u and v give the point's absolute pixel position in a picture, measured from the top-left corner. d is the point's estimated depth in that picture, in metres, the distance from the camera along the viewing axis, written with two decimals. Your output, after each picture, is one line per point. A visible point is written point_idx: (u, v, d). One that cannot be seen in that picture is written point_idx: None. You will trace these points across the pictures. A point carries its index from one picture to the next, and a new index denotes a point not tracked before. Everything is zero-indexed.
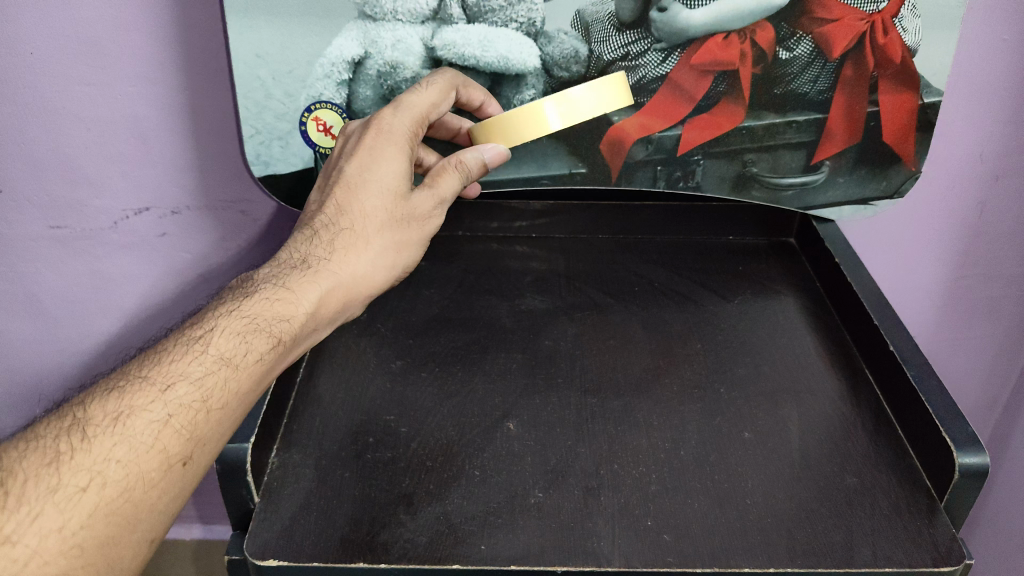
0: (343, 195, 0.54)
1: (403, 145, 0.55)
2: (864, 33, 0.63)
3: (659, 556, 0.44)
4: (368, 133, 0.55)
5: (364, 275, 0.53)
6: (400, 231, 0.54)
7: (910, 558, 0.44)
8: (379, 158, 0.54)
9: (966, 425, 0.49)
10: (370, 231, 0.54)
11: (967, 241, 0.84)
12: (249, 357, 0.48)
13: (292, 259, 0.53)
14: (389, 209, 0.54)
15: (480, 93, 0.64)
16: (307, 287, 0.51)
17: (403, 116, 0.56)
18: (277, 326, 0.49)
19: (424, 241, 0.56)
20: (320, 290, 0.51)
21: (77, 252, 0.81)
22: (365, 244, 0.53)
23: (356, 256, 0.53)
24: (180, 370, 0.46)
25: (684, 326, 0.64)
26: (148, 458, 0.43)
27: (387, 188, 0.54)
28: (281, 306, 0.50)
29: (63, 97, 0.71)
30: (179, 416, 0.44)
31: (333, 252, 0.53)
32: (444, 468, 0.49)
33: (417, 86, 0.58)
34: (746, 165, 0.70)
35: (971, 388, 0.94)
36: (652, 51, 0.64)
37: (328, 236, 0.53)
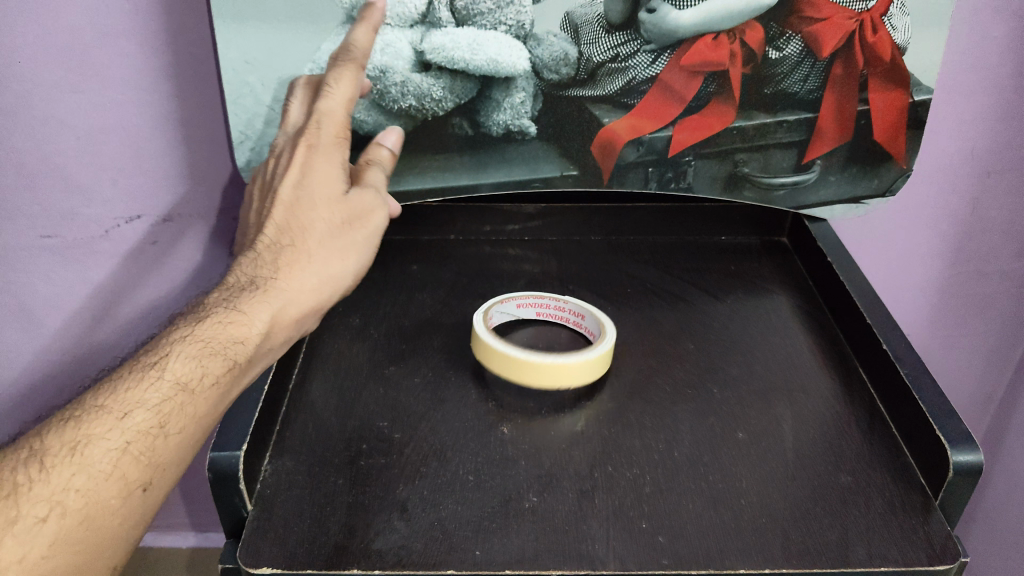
0: (284, 213, 0.55)
1: (335, 153, 0.57)
2: (852, 32, 0.64)
3: (653, 557, 0.44)
4: (298, 149, 0.56)
5: (321, 285, 0.54)
6: (347, 234, 0.55)
7: (906, 556, 0.44)
8: (311, 170, 0.56)
9: (958, 422, 0.49)
10: (312, 243, 0.54)
11: (960, 237, 0.84)
12: (205, 381, 0.47)
13: (241, 282, 0.53)
14: (330, 216, 0.55)
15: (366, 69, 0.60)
16: (258, 308, 0.51)
17: (326, 124, 0.57)
18: (231, 349, 0.49)
19: (376, 237, 0.57)
20: (272, 309, 0.51)
21: (69, 262, 0.81)
22: (311, 257, 0.54)
23: (304, 269, 0.53)
24: (137, 397, 0.45)
25: (676, 326, 0.64)
26: (108, 485, 0.42)
27: (320, 196, 0.55)
28: (232, 327, 0.50)
29: (52, 106, 0.71)
30: (137, 442, 0.44)
31: (277, 269, 0.53)
32: (438, 473, 0.49)
33: (328, 87, 0.58)
34: (737, 165, 0.70)
35: (965, 386, 0.94)
36: (641, 52, 0.64)
37: (272, 255, 0.54)
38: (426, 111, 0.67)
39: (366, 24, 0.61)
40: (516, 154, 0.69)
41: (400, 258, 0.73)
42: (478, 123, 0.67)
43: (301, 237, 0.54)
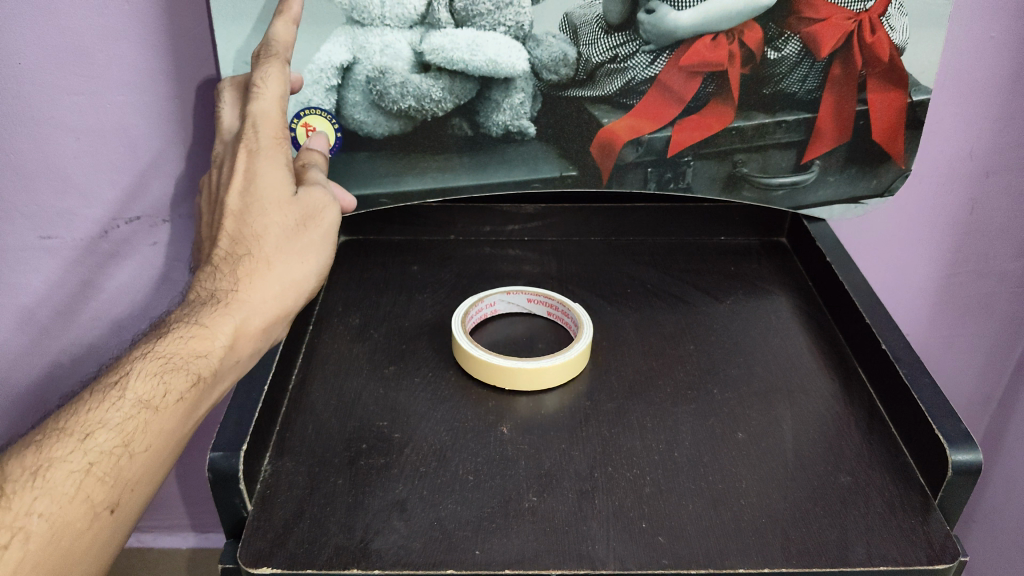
0: (235, 224, 0.53)
1: (278, 155, 0.55)
2: (851, 32, 0.64)
3: (653, 558, 0.44)
4: (238, 158, 0.54)
5: (283, 288, 0.53)
6: (303, 234, 0.54)
7: (905, 556, 0.44)
8: (257, 173, 0.54)
9: (958, 422, 0.49)
10: (268, 250, 0.53)
11: (959, 237, 0.84)
12: (169, 397, 0.47)
13: (201, 296, 0.52)
14: (282, 217, 0.53)
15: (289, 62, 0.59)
16: (220, 320, 0.50)
17: (263, 128, 0.55)
18: (195, 363, 0.49)
19: (332, 231, 0.56)
20: (234, 321, 0.51)
21: (68, 262, 0.81)
22: (271, 264, 0.53)
23: (266, 276, 0.52)
24: (99, 418, 0.45)
25: (676, 326, 0.64)
26: (73, 508, 0.43)
27: (267, 200, 0.53)
28: (195, 342, 0.49)
29: (52, 107, 0.71)
30: (100, 463, 0.44)
31: (236, 282, 0.52)
32: (438, 474, 0.49)
33: (257, 87, 0.56)
34: (736, 166, 0.70)
35: (964, 387, 0.94)
36: (640, 53, 0.64)
37: (229, 268, 0.52)
38: (426, 112, 0.67)
39: (285, 18, 0.60)
40: (515, 155, 0.69)
41: (400, 259, 0.73)
42: (477, 123, 0.67)
43: (257, 244, 0.53)
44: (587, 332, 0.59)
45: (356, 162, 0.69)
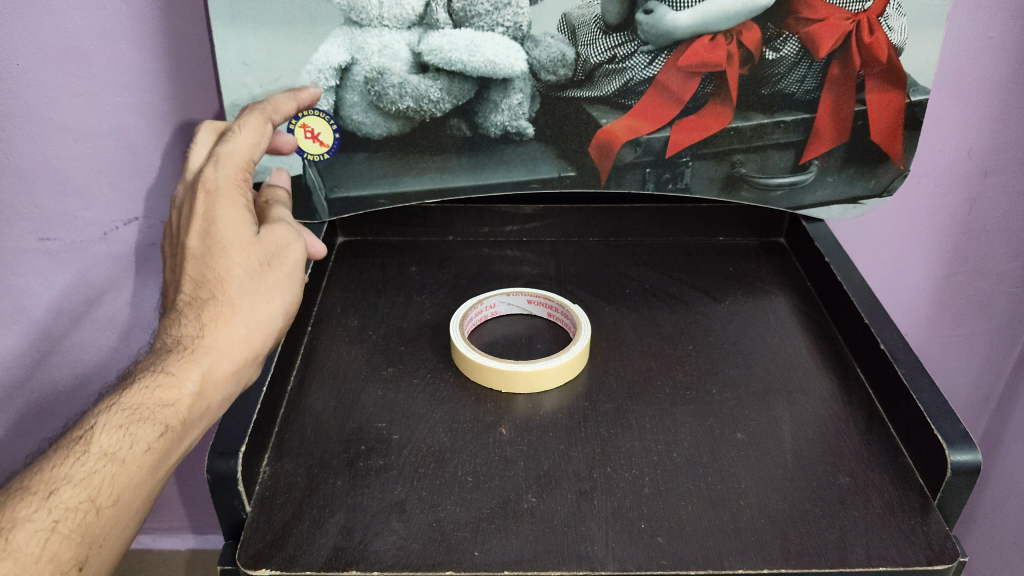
0: (196, 267, 0.51)
1: (238, 196, 0.53)
2: (850, 32, 0.64)
3: (653, 558, 0.44)
4: (195, 198, 0.52)
5: (250, 330, 0.51)
6: (267, 275, 0.52)
7: (905, 557, 0.44)
8: (218, 215, 0.52)
9: (957, 422, 0.49)
10: (231, 292, 0.51)
11: (957, 237, 0.84)
12: (136, 448, 0.45)
13: (166, 343, 0.50)
14: (244, 258, 0.51)
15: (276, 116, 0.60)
16: (186, 367, 0.48)
17: (224, 168, 0.53)
18: (162, 411, 0.47)
19: (298, 270, 0.54)
20: (201, 366, 0.48)
21: (66, 264, 0.81)
22: (235, 307, 0.50)
23: (232, 320, 0.50)
24: (64, 474, 0.44)
25: (675, 327, 0.64)
26: (37, 568, 0.41)
27: (227, 241, 0.51)
28: (161, 391, 0.47)
29: (49, 108, 0.71)
30: (66, 520, 0.43)
31: (200, 328, 0.50)
32: (437, 475, 0.49)
33: (231, 132, 0.55)
34: (734, 166, 0.70)
35: (963, 387, 0.94)
36: (638, 53, 0.64)
37: (193, 312, 0.50)
38: (424, 113, 0.67)
39: (294, 96, 0.63)
40: (514, 156, 0.69)
41: (398, 260, 0.73)
42: (476, 124, 0.67)
43: (221, 287, 0.51)
44: (586, 333, 0.59)
45: (354, 163, 0.69)
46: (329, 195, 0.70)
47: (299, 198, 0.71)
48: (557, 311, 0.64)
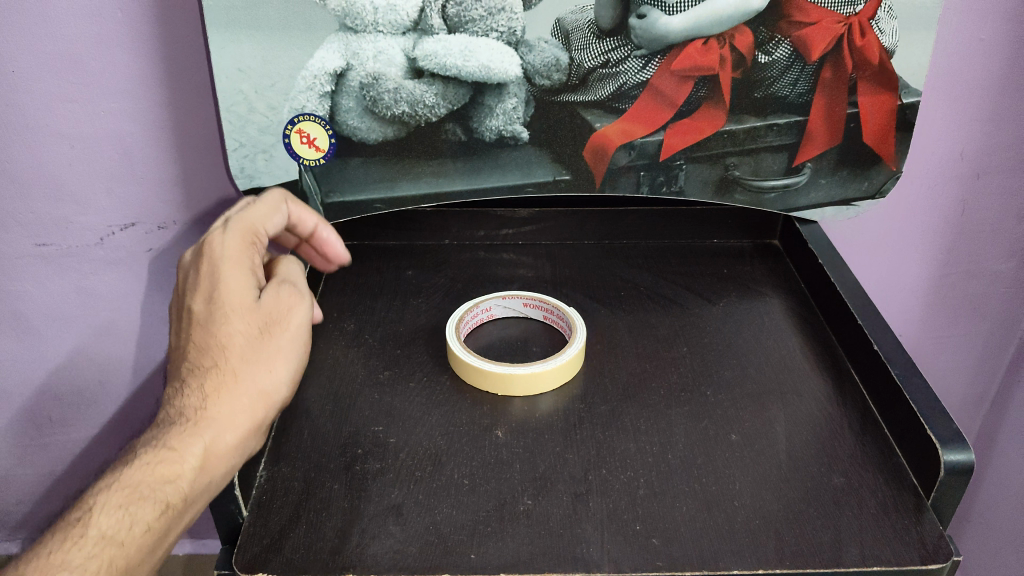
0: (199, 334, 0.49)
1: (243, 262, 0.52)
2: (842, 35, 0.64)
3: (648, 560, 0.44)
4: (201, 264, 0.52)
5: (253, 400, 0.48)
6: (271, 341, 0.50)
7: (898, 556, 0.44)
8: (220, 278, 0.51)
9: (950, 423, 0.50)
10: (234, 360, 0.48)
11: (950, 238, 0.84)
12: (135, 530, 0.44)
13: (168, 416, 0.48)
14: (245, 325, 0.50)
15: (309, 216, 0.61)
16: (188, 441, 0.46)
17: (232, 235, 0.53)
18: (163, 490, 0.45)
19: (302, 333, 0.52)
20: (205, 438, 0.46)
21: (63, 270, 0.81)
22: (238, 376, 0.48)
23: (234, 390, 0.48)
24: (61, 560, 0.43)
25: (670, 329, 0.64)
26: None
27: (228, 306, 0.50)
28: (164, 467, 0.45)
29: (47, 114, 0.72)
30: None
31: (202, 399, 0.47)
32: (433, 478, 0.49)
33: (248, 203, 0.57)
34: (728, 169, 0.71)
35: (958, 387, 0.94)
36: (632, 57, 0.65)
37: (195, 382, 0.48)
38: (419, 118, 0.67)
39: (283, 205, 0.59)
40: (509, 160, 0.70)
41: (395, 264, 0.73)
42: (471, 128, 0.68)
43: (222, 355, 0.48)
44: (581, 336, 0.59)
45: (349, 168, 0.69)
46: (325, 200, 0.71)
47: None
48: (552, 312, 0.65)
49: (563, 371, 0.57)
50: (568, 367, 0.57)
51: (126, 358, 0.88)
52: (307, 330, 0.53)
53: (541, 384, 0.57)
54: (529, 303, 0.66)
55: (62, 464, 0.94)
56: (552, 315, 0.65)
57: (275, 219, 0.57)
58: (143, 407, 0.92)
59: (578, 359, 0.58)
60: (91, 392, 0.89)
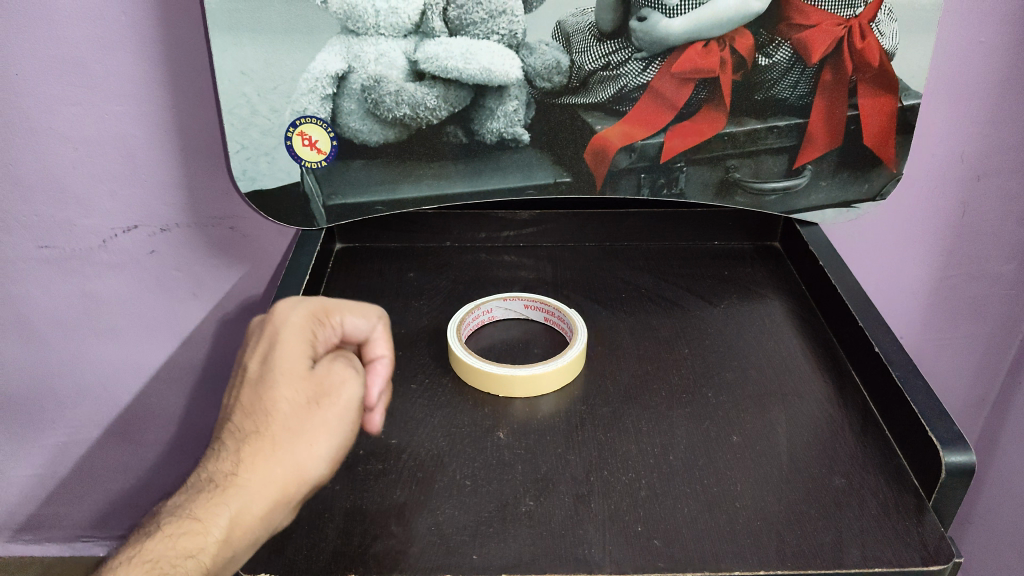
0: (245, 400, 0.46)
1: (305, 333, 0.48)
2: (842, 38, 0.65)
3: (649, 561, 0.44)
4: (264, 328, 0.49)
5: (285, 476, 0.44)
6: (314, 415, 0.45)
7: (900, 557, 0.44)
8: (277, 346, 0.47)
9: (951, 424, 0.50)
10: (273, 429, 0.44)
11: (951, 240, 0.84)
12: None
13: (199, 482, 0.45)
14: (293, 394, 0.46)
15: (381, 348, 0.52)
16: (214, 511, 0.43)
17: (303, 306, 0.50)
18: (184, 563, 0.42)
19: (349, 414, 0.46)
20: (231, 508, 0.43)
21: (65, 272, 0.81)
22: (275, 446, 0.44)
23: (268, 462, 0.44)
24: None
25: (671, 331, 0.64)
26: None
27: (279, 373, 0.46)
28: (187, 540, 0.43)
29: (49, 117, 0.72)
30: None
31: (236, 467, 0.44)
32: (435, 479, 0.49)
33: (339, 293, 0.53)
34: (728, 171, 0.71)
35: (959, 389, 0.94)
36: (633, 60, 0.65)
37: (230, 449, 0.45)
38: (421, 120, 0.67)
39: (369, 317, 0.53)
40: (510, 162, 0.70)
41: (396, 266, 0.74)
42: (472, 131, 0.68)
43: (263, 423, 0.45)
44: (582, 338, 0.59)
45: (351, 170, 0.69)
46: (327, 202, 0.71)
47: (297, 205, 0.71)
48: (552, 312, 0.65)
49: (563, 372, 0.57)
50: (568, 368, 0.57)
51: (129, 360, 0.88)
52: (356, 412, 0.47)
53: (539, 386, 0.57)
54: (529, 304, 0.66)
55: (65, 466, 0.94)
56: (553, 314, 0.65)
57: (354, 321, 0.51)
58: (145, 409, 0.92)
59: (578, 360, 0.58)
60: (94, 394, 0.90)
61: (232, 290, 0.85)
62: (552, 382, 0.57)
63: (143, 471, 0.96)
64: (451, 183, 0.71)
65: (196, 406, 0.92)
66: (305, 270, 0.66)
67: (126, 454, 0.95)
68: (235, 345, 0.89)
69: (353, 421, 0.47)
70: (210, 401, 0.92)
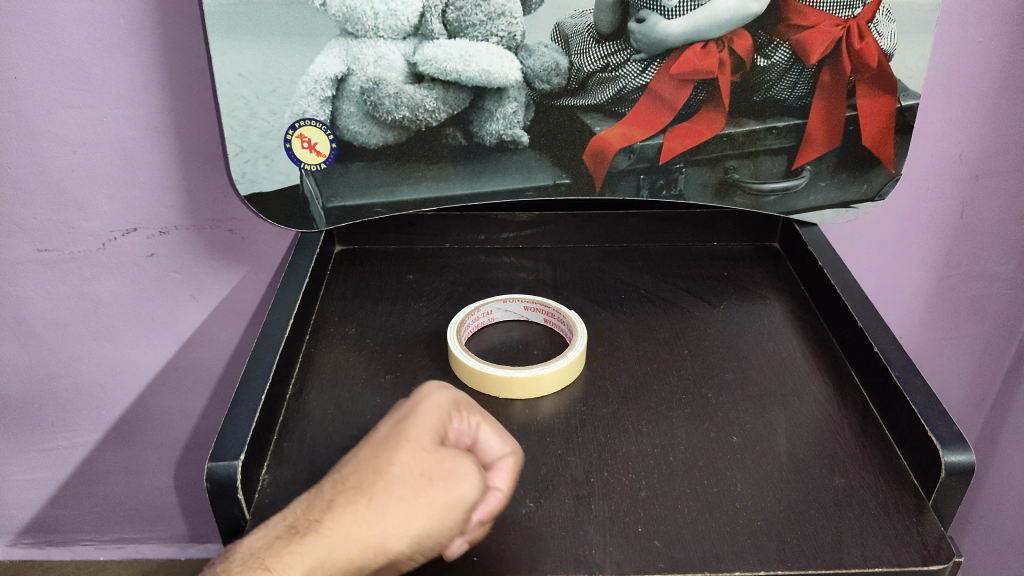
0: (363, 453, 0.44)
1: (442, 414, 0.46)
2: (840, 38, 0.65)
3: (650, 562, 0.44)
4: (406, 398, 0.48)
5: (369, 540, 0.40)
6: (422, 490, 0.42)
7: (899, 557, 0.44)
8: (414, 415, 0.46)
9: (950, 423, 0.50)
10: (378, 488, 0.42)
11: (949, 240, 0.85)
12: None
13: (281, 525, 0.42)
14: (411, 462, 0.43)
15: (503, 480, 0.46)
16: (290, 557, 0.39)
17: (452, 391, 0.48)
18: None
19: (452, 512, 0.42)
20: (307, 557, 0.39)
21: (65, 275, 0.81)
22: (373, 502, 0.41)
23: (365, 517, 0.41)
24: None
25: (670, 332, 0.64)
26: None
27: (406, 439, 0.44)
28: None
29: (48, 121, 0.72)
30: None
31: (326, 515, 0.41)
32: None
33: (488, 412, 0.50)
34: (727, 172, 0.71)
35: (958, 389, 0.94)
36: (631, 61, 0.65)
37: (327, 497, 0.42)
38: (420, 122, 0.67)
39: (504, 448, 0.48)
40: (509, 164, 0.70)
41: (395, 269, 0.74)
42: (471, 133, 0.68)
43: (371, 479, 0.42)
44: (582, 339, 0.59)
45: (351, 172, 0.70)
46: (327, 204, 0.71)
47: (296, 207, 0.71)
48: (552, 312, 0.65)
49: (562, 373, 0.57)
50: (567, 369, 0.57)
51: (128, 363, 0.88)
52: (460, 515, 0.42)
53: (538, 386, 0.57)
54: (529, 306, 0.66)
55: (64, 469, 0.94)
56: (552, 315, 0.65)
57: (490, 437, 0.47)
58: (145, 412, 0.92)
59: (577, 360, 0.58)
60: (93, 397, 0.90)
61: (232, 292, 0.85)
62: (552, 382, 0.57)
63: (143, 474, 0.96)
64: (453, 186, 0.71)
65: (195, 409, 0.92)
66: (305, 272, 0.66)
67: (125, 457, 0.95)
68: (234, 347, 0.89)
69: (455, 522, 0.42)
70: (210, 403, 0.92)
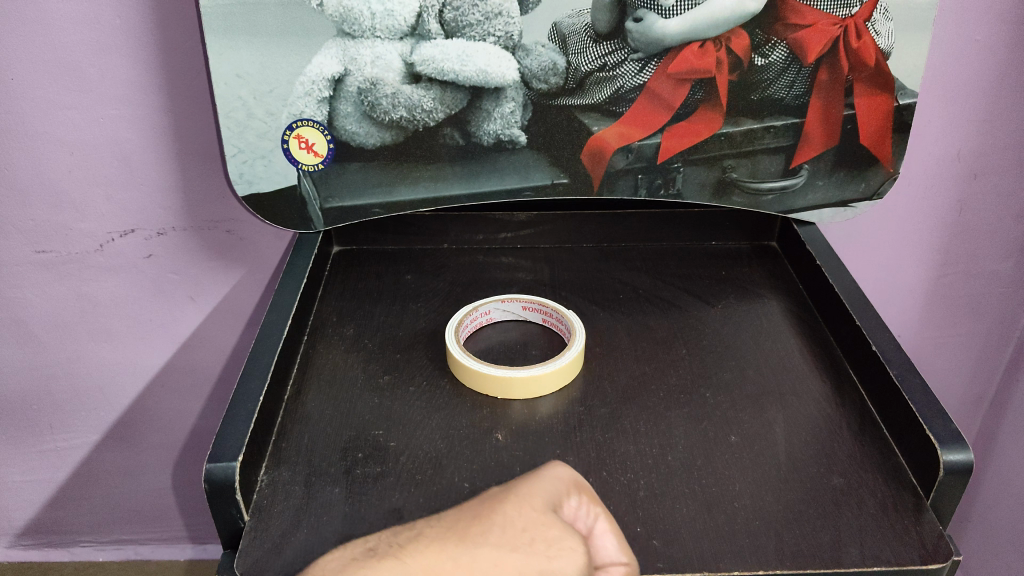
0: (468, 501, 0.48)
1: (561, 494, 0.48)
2: (837, 37, 0.65)
3: (648, 561, 0.44)
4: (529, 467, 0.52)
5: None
6: (523, 551, 0.44)
7: (898, 556, 0.45)
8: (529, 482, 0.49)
9: (948, 422, 0.50)
10: (477, 535, 0.45)
11: (947, 238, 0.85)
12: None
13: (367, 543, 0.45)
14: (517, 519, 0.46)
15: None
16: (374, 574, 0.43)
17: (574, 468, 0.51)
18: None
19: None
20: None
21: (63, 277, 0.81)
22: (467, 543, 0.45)
23: (452, 556, 0.44)
24: None
25: (668, 332, 0.64)
26: None
27: (520, 499, 0.48)
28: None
29: (45, 122, 0.72)
30: None
31: (414, 543, 0.45)
32: (433, 482, 0.49)
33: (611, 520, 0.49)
34: (725, 171, 0.71)
35: (957, 387, 0.94)
36: (629, 61, 0.65)
37: (421, 530, 0.46)
38: (417, 122, 0.67)
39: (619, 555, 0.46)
40: (507, 164, 0.70)
41: (393, 269, 0.74)
42: (469, 133, 0.68)
43: (473, 522, 0.46)
44: (580, 339, 0.59)
45: (348, 172, 0.69)
46: (324, 205, 0.71)
47: (294, 207, 0.71)
48: (551, 314, 0.65)
49: (560, 373, 0.57)
50: (566, 368, 0.57)
51: (126, 364, 0.88)
52: None
53: (536, 387, 0.56)
54: (529, 308, 0.67)
55: (63, 470, 0.94)
56: (552, 316, 0.65)
57: (608, 540, 0.45)
58: (143, 414, 0.92)
59: (576, 359, 0.58)
60: (91, 399, 0.90)
61: (230, 293, 0.85)
62: (551, 381, 0.57)
63: (141, 475, 0.96)
64: (454, 186, 0.71)
65: (194, 410, 0.92)
66: (302, 272, 0.66)
67: (124, 458, 0.95)
68: (232, 348, 0.88)
69: None
70: (210, 404, 0.92)
